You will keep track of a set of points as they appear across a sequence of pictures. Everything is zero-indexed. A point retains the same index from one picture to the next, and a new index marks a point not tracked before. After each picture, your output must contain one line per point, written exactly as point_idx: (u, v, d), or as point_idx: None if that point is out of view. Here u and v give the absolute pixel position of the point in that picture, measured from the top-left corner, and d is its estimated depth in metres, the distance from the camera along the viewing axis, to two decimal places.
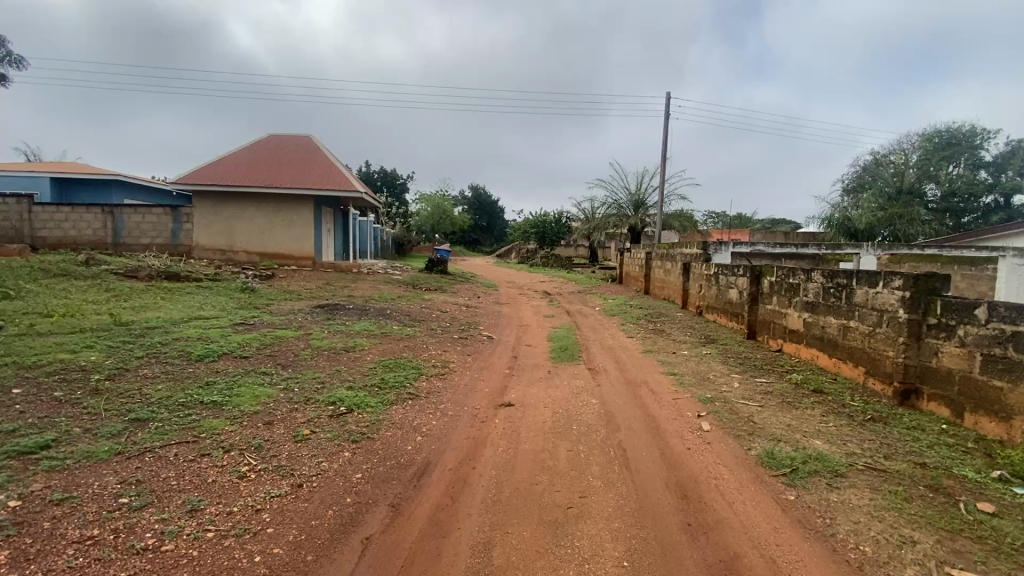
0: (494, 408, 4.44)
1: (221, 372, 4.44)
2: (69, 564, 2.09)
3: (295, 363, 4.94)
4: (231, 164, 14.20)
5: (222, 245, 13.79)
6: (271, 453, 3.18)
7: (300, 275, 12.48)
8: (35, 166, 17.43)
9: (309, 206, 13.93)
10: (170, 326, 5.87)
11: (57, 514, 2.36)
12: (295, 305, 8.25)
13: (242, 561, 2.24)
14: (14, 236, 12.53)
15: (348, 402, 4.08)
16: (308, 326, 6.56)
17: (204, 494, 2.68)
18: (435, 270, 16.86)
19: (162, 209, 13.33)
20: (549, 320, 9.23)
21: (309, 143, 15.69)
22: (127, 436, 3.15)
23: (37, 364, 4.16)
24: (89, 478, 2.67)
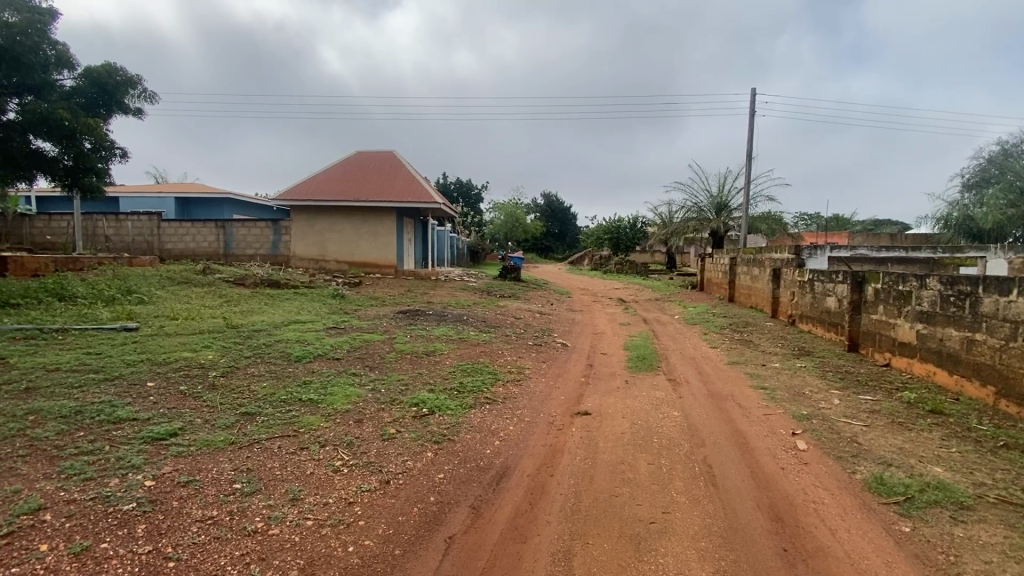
0: (571, 416, 4.41)
1: (316, 372, 4.78)
2: (194, 540, 2.35)
3: (381, 365, 5.21)
4: (323, 180, 15.31)
5: (316, 254, 14.86)
6: (361, 449, 3.38)
7: (384, 282, 13.21)
8: (163, 188, 19.90)
9: (392, 217, 14.72)
10: (272, 328, 6.44)
11: (183, 495, 2.65)
12: (379, 310, 8.72)
13: (337, 550, 2.40)
14: (148, 249, 14.47)
15: (430, 404, 4.23)
16: (392, 330, 6.92)
17: (304, 484, 2.90)
18: (509, 277, 17.09)
19: (265, 223, 14.67)
20: (625, 328, 9.02)
21: (392, 158, 16.58)
22: (239, 427, 3.49)
23: (166, 361, 4.74)
24: (209, 464, 2.99)
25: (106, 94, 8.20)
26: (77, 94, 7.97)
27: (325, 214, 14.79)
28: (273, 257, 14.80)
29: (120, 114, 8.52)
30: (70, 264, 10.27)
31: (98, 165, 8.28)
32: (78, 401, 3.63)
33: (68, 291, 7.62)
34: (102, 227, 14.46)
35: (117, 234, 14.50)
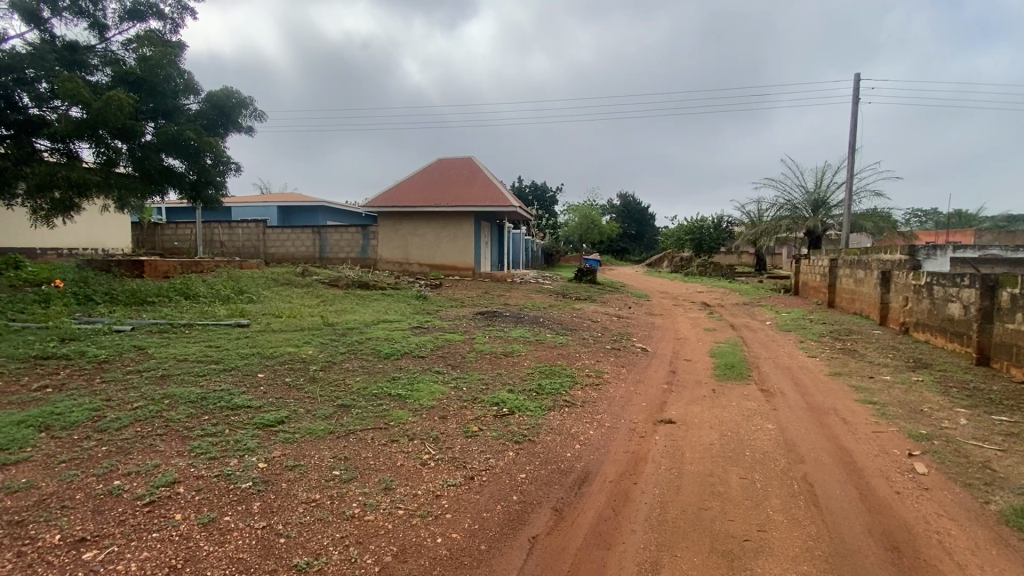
0: (654, 423, 4.27)
1: (403, 369, 5.03)
2: (301, 519, 2.56)
3: (462, 364, 5.37)
4: (407, 187, 16.07)
5: (400, 257, 15.63)
6: (446, 444, 3.50)
7: (462, 284, 13.59)
8: (268, 198, 21.91)
9: (470, 221, 15.12)
10: (363, 327, 6.86)
11: (290, 478, 2.90)
12: (459, 311, 8.99)
13: (427, 540, 2.50)
14: (255, 253, 16.02)
15: (510, 404, 4.29)
16: (472, 331, 7.11)
17: (395, 475, 3.05)
18: (585, 279, 16.92)
19: (354, 228, 15.66)
20: (710, 334, 8.58)
21: (471, 164, 17.04)
22: (336, 418, 3.76)
23: (273, 354, 5.22)
24: (312, 450, 3.24)
25: (224, 114, 9.18)
26: (201, 117, 8.99)
27: (408, 220, 15.52)
28: (362, 260, 15.76)
29: (235, 132, 9.50)
30: (193, 267, 11.62)
31: (217, 178, 9.32)
32: (202, 388, 4.09)
33: (192, 290, 8.63)
34: (218, 234, 16.18)
35: (230, 240, 16.17)
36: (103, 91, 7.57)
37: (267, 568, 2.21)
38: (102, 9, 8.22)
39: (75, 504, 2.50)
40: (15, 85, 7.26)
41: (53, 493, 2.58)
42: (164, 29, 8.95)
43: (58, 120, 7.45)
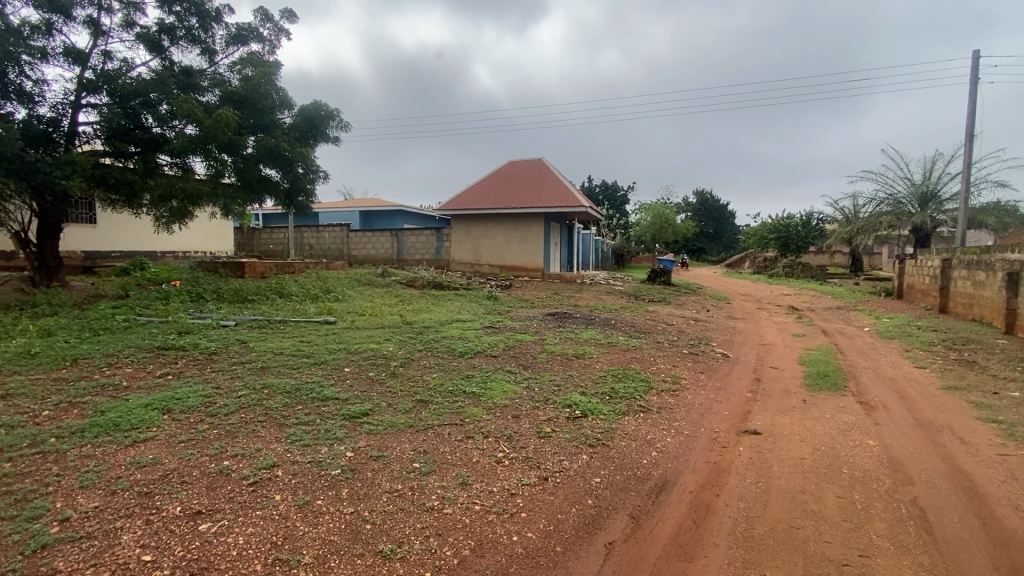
0: (737, 434, 4.04)
1: (477, 367, 5.14)
2: (384, 507, 2.69)
3: (533, 365, 5.40)
4: (479, 190, 16.42)
5: (471, 259, 15.99)
6: (519, 443, 3.53)
7: (532, 285, 13.64)
8: (350, 203, 23.29)
9: (540, 222, 15.16)
10: (438, 326, 7.09)
11: (374, 468, 3.05)
12: (530, 312, 9.03)
13: (503, 537, 2.54)
14: (338, 255, 17.07)
15: (583, 406, 4.25)
16: (542, 332, 7.12)
17: (471, 471, 3.12)
18: (659, 280, 16.38)
19: (429, 231, 16.22)
20: (798, 340, 7.98)
21: (541, 165, 17.09)
22: (415, 412, 3.92)
23: (357, 350, 5.54)
24: (394, 443, 3.40)
25: (314, 126, 9.88)
26: (294, 129, 9.74)
27: (479, 222, 15.85)
28: (436, 262, 16.30)
29: (323, 143, 10.19)
30: (286, 268, 12.59)
31: (307, 186, 10.06)
32: (296, 380, 4.43)
33: (286, 289, 9.35)
34: (307, 237, 17.42)
35: (318, 243, 17.36)
36: (212, 110, 8.42)
37: (355, 551, 2.35)
38: (211, 36, 9.16)
39: (193, 480, 2.80)
40: (142, 108, 8.26)
41: (175, 469, 2.90)
42: (262, 51, 9.79)
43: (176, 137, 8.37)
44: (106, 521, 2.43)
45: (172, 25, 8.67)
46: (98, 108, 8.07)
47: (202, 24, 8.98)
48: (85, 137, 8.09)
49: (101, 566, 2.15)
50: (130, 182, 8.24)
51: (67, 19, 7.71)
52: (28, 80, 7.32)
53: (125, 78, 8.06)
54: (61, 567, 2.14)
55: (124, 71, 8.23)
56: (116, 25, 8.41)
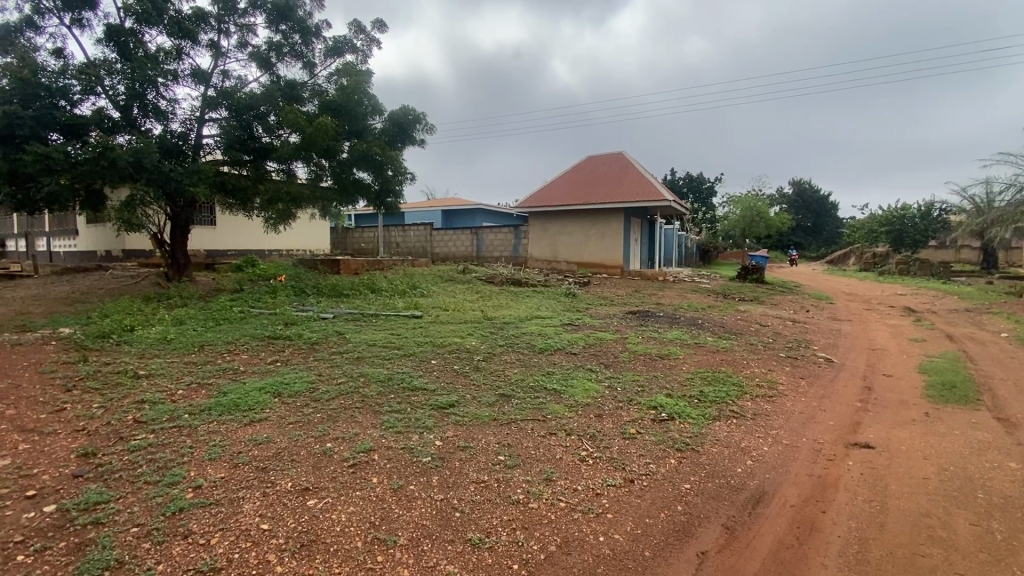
0: (845, 446, 3.68)
1: (558, 364, 5.12)
2: (472, 497, 2.77)
3: (616, 364, 5.28)
4: (557, 187, 16.35)
5: (549, 256, 15.98)
6: (604, 443, 3.47)
7: (612, 282, 13.37)
8: (433, 203, 24.22)
9: (620, 217, 14.80)
10: (518, 322, 7.16)
11: (461, 457, 3.14)
12: (610, 309, 8.85)
13: (590, 536, 2.51)
14: (423, 253, 17.86)
15: (670, 409, 4.09)
16: (624, 330, 6.95)
17: (556, 468, 3.11)
18: (750, 278, 15.38)
19: (508, 229, 16.47)
20: (918, 346, 7.11)
21: (621, 159, 16.68)
22: (499, 406, 3.99)
23: (443, 344, 5.75)
24: (480, 434, 3.48)
25: (402, 130, 10.38)
26: (385, 134, 10.27)
27: (558, 219, 15.79)
28: (515, 259, 16.49)
29: (411, 146, 10.68)
30: (375, 265, 13.36)
31: (396, 188, 10.58)
32: (389, 370, 4.69)
33: (376, 285, 9.92)
34: (393, 236, 18.37)
35: (404, 241, 18.24)
36: (313, 119, 9.11)
37: (446, 537, 2.44)
38: (312, 50, 9.91)
39: (300, 459, 3.05)
40: (254, 120, 9.13)
41: (286, 448, 3.18)
42: (356, 61, 10.42)
43: (282, 145, 9.17)
44: (230, 490, 2.72)
45: (279, 43, 9.49)
46: (218, 121, 9.03)
47: (304, 40, 9.74)
48: (208, 149, 9.10)
49: (227, 530, 2.41)
50: (244, 187, 9.16)
51: (194, 44, 8.71)
52: (163, 100, 8.34)
53: (240, 93, 8.94)
54: (195, 528, 2.42)
55: (239, 88, 9.15)
56: (233, 46, 9.35)
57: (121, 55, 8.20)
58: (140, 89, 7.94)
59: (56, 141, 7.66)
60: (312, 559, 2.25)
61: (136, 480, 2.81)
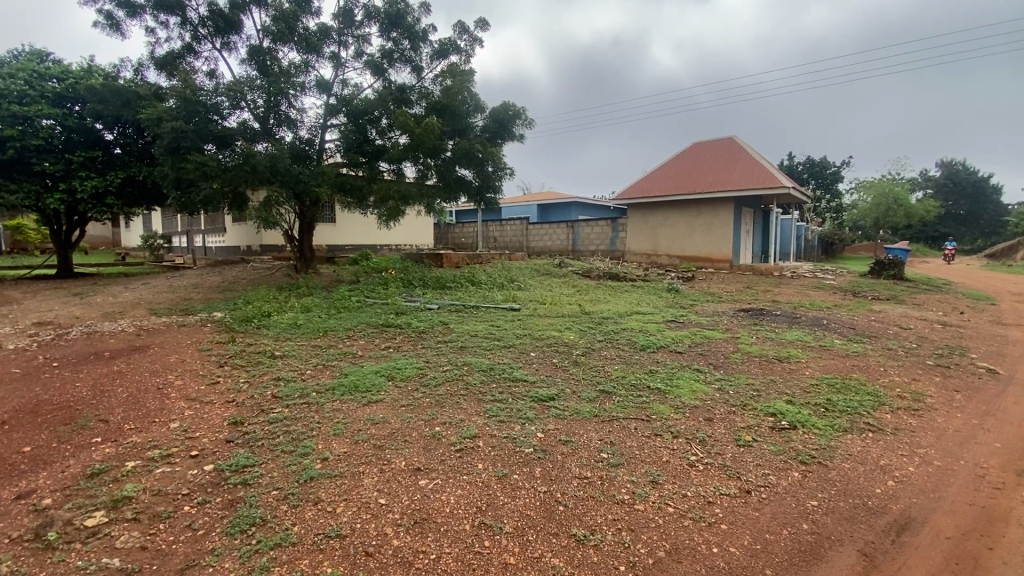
0: (1019, 475, 3.09)
1: (661, 362, 4.90)
2: (576, 492, 2.73)
3: (727, 365, 4.92)
4: (659, 177, 15.68)
5: (649, 249, 15.42)
6: (715, 449, 3.25)
7: (719, 277, 12.53)
8: (530, 197, 24.45)
9: (728, 208, 13.81)
10: (618, 317, 6.99)
11: (563, 452, 3.11)
12: (718, 307, 8.30)
13: (702, 546, 2.37)
14: (519, 246, 18.14)
15: (790, 416, 3.73)
16: (735, 329, 6.48)
17: (663, 471, 2.97)
18: (885, 274, 13.58)
19: (605, 221, 16.13)
20: None
21: (731, 145, 15.55)
22: (600, 402, 3.91)
23: (542, 337, 5.77)
24: (582, 430, 3.42)
25: (503, 127, 10.57)
26: (486, 131, 10.54)
27: (659, 210, 15.15)
28: (612, 252, 16.11)
29: (510, 141, 10.85)
30: (475, 259, 13.82)
31: (496, 183, 10.84)
32: (490, 360, 4.82)
33: (476, 278, 10.23)
34: (492, 230, 18.91)
35: (502, 235, 18.68)
36: (421, 120, 9.59)
37: (551, 530, 2.44)
38: (420, 55, 10.42)
39: (412, 440, 3.23)
40: (368, 124, 9.83)
41: (399, 429, 3.38)
42: (460, 61, 10.78)
43: (393, 147, 9.78)
44: (353, 464, 2.96)
45: (391, 50, 10.09)
46: (338, 127, 9.85)
47: (413, 45, 10.26)
48: (329, 153, 9.96)
49: (350, 501, 2.61)
50: (360, 187, 9.82)
51: (318, 57, 9.56)
52: (293, 109, 9.27)
53: (357, 100, 9.65)
54: (323, 496, 2.67)
55: (356, 94, 9.89)
56: (351, 56, 10.12)
57: (259, 72, 9.23)
58: (275, 101, 8.89)
59: (210, 151, 8.85)
60: (425, 537, 2.37)
61: (275, 448, 3.17)
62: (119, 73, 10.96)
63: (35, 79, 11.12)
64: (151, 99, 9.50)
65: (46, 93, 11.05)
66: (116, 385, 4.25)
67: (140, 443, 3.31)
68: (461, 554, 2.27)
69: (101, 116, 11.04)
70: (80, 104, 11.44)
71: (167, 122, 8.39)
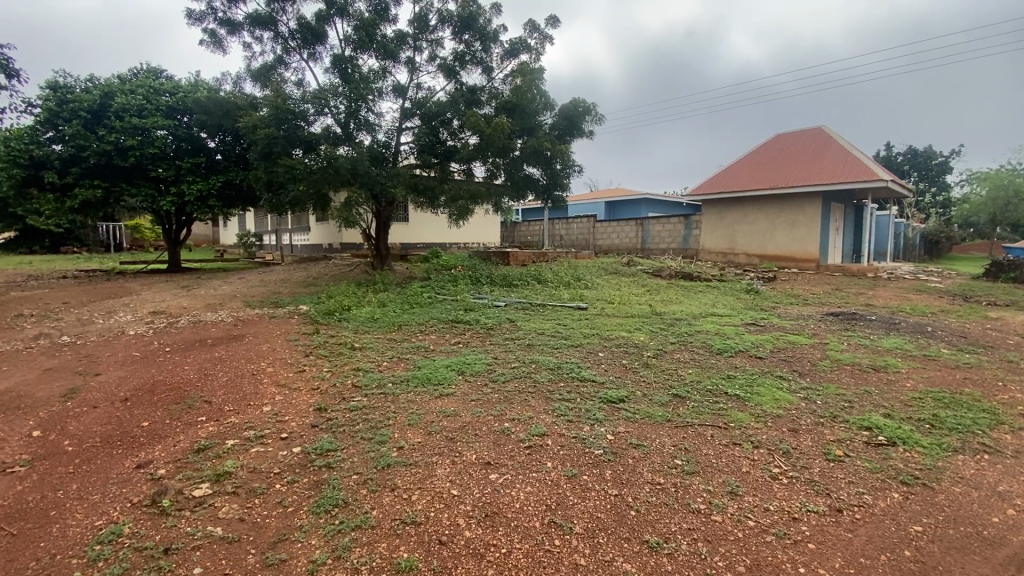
0: None
1: (739, 368, 4.66)
2: (648, 498, 2.66)
3: (813, 373, 4.58)
4: (737, 172, 14.87)
5: (725, 248, 14.68)
6: (801, 462, 3.04)
7: (803, 278, 11.68)
8: (598, 194, 24.09)
9: (815, 203, 12.84)
10: (691, 318, 6.72)
11: (634, 456, 3.04)
12: (803, 310, 7.74)
13: (786, 564, 2.23)
14: (586, 245, 17.92)
15: (888, 432, 3.41)
16: (822, 334, 6.02)
17: (742, 482, 2.82)
18: (1003, 276, 12.04)
19: (677, 218, 15.55)
20: None
21: (820, 137, 14.44)
22: (673, 406, 3.78)
23: (611, 337, 5.67)
24: (654, 434, 3.32)
25: (572, 124, 10.49)
26: (555, 128, 10.50)
27: (736, 207, 14.38)
28: (684, 251, 15.48)
29: (580, 138, 10.74)
30: (542, 257, 13.85)
31: (564, 181, 10.78)
32: (558, 359, 4.80)
33: (543, 276, 10.24)
34: (558, 228, 18.86)
35: (568, 233, 18.57)
36: (491, 120, 9.71)
37: (623, 534, 2.39)
38: (490, 56, 10.57)
39: (482, 435, 3.29)
40: (441, 126, 10.12)
41: (470, 422, 3.46)
42: (530, 60, 10.81)
43: (463, 147, 10.00)
44: (426, 455, 3.06)
45: (463, 52, 10.31)
46: (412, 129, 10.22)
47: (484, 46, 10.42)
48: (404, 155, 10.36)
49: (424, 490, 2.71)
50: (432, 187, 10.01)
51: (395, 62, 9.96)
52: (371, 114, 9.73)
53: (430, 102, 9.96)
54: (399, 483, 2.78)
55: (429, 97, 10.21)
56: (425, 60, 10.45)
57: (341, 79, 9.75)
58: (355, 107, 9.37)
59: (297, 155, 9.49)
60: (496, 531, 2.41)
61: (355, 435, 3.35)
62: (220, 86, 12.03)
63: (152, 94, 12.47)
64: (247, 108, 10.34)
65: (160, 106, 12.36)
66: (218, 370, 4.68)
67: (238, 424, 3.63)
68: (531, 551, 2.29)
69: (205, 126, 12.20)
70: (188, 115, 12.70)
71: (261, 130, 9.09)
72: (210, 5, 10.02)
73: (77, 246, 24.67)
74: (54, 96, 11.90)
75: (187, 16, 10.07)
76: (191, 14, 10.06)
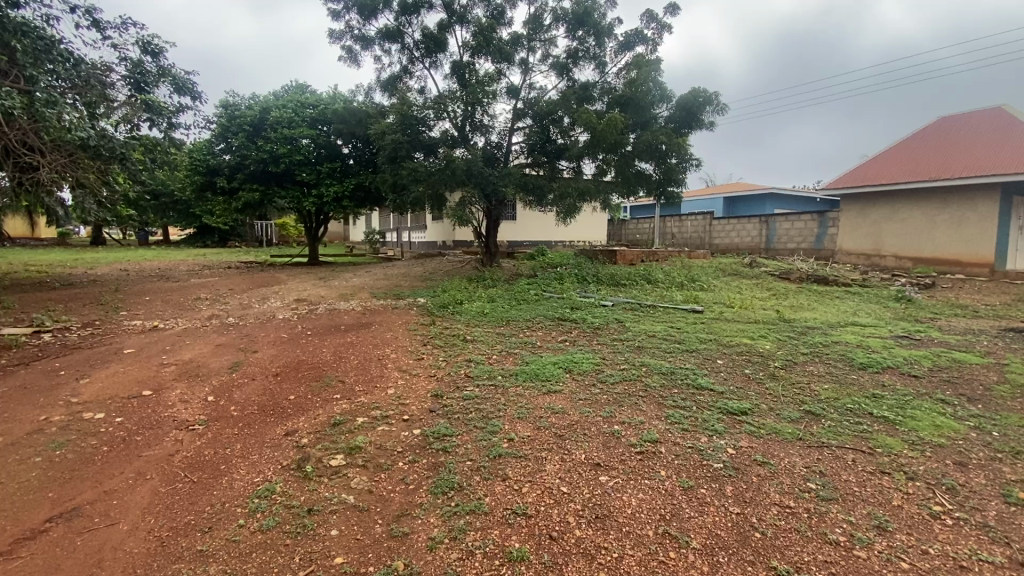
0: None
1: (887, 387, 4.08)
2: (775, 520, 2.45)
3: (988, 399, 3.86)
4: (887, 161, 13.01)
5: (869, 248, 12.95)
6: (970, 503, 2.58)
7: (972, 286, 9.88)
8: (716, 190, 22.62)
9: (991, 196, 10.80)
10: (827, 327, 6.02)
11: (759, 473, 2.81)
12: (973, 323, 6.55)
13: None
14: (702, 244, 16.93)
15: None
16: (1001, 354, 5.04)
17: (892, 516, 2.48)
18: None
19: (810, 216, 14.05)
20: None
21: (1000, 118, 12.12)
22: (804, 424, 3.42)
23: (732, 343, 5.28)
24: (782, 452, 3.05)
25: (692, 115, 9.92)
26: (672, 121, 10.01)
27: (884, 202, 12.60)
28: (816, 252, 13.99)
29: (698, 130, 10.14)
30: (652, 256, 13.34)
31: (680, 176, 10.23)
32: (671, 364, 4.58)
33: (653, 276, 9.85)
34: (671, 226, 18.06)
35: (681, 231, 17.66)
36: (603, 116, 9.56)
37: (745, 556, 2.23)
38: (605, 50, 10.38)
39: (592, 435, 3.26)
40: (552, 124, 10.19)
41: (578, 422, 3.44)
42: (646, 52, 10.44)
43: (574, 145, 10.00)
44: (536, 449, 3.11)
45: (577, 49, 10.26)
46: (524, 129, 10.43)
47: (598, 41, 10.27)
48: (515, 154, 10.61)
49: (534, 484, 2.76)
50: (542, 185, 10.14)
51: (509, 64, 10.23)
52: (485, 116, 10.09)
53: (542, 102, 10.07)
54: (510, 474, 2.86)
55: (541, 97, 10.33)
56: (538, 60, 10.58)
57: (460, 84, 10.25)
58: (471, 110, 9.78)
59: (418, 157, 10.17)
60: (606, 534, 2.38)
61: (469, 424, 3.50)
62: (354, 97, 13.30)
63: (299, 107, 14.19)
64: (376, 116, 11.31)
65: (305, 118, 13.98)
66: (349, 354, 5.17)
67: (366, 403, 3.99)
68: (644, 559, 2.22)
69: (341, 134, 13.59)
70: (327, 125, 14.20)
71: (388, 135, 9.88)
72: (347, 24, 11.09)
73: (239, 241, 29.13)
74: (226, 113, 14.03)
75: (329, 36, 11.26)
76: (332, 33, 11.21)
